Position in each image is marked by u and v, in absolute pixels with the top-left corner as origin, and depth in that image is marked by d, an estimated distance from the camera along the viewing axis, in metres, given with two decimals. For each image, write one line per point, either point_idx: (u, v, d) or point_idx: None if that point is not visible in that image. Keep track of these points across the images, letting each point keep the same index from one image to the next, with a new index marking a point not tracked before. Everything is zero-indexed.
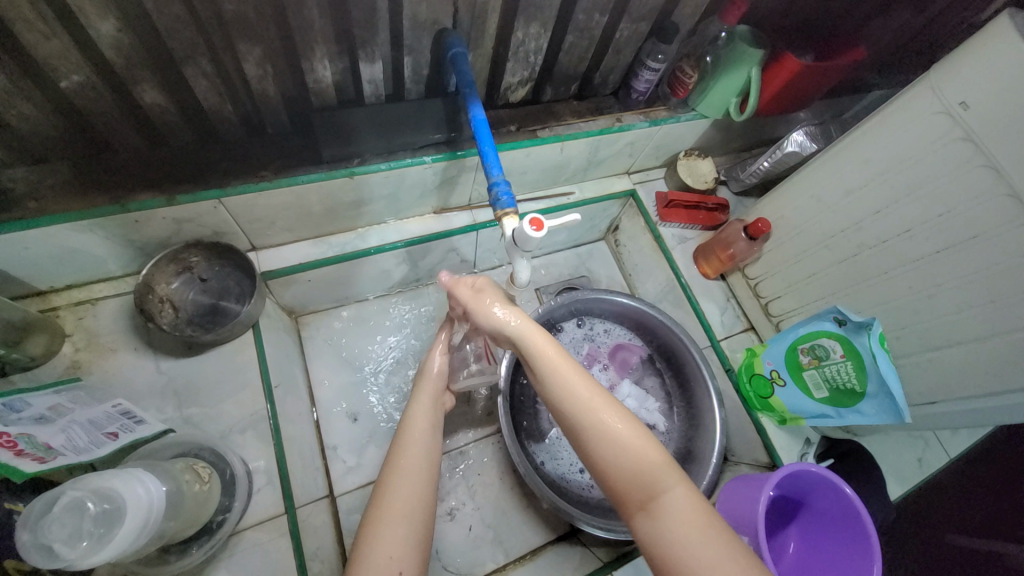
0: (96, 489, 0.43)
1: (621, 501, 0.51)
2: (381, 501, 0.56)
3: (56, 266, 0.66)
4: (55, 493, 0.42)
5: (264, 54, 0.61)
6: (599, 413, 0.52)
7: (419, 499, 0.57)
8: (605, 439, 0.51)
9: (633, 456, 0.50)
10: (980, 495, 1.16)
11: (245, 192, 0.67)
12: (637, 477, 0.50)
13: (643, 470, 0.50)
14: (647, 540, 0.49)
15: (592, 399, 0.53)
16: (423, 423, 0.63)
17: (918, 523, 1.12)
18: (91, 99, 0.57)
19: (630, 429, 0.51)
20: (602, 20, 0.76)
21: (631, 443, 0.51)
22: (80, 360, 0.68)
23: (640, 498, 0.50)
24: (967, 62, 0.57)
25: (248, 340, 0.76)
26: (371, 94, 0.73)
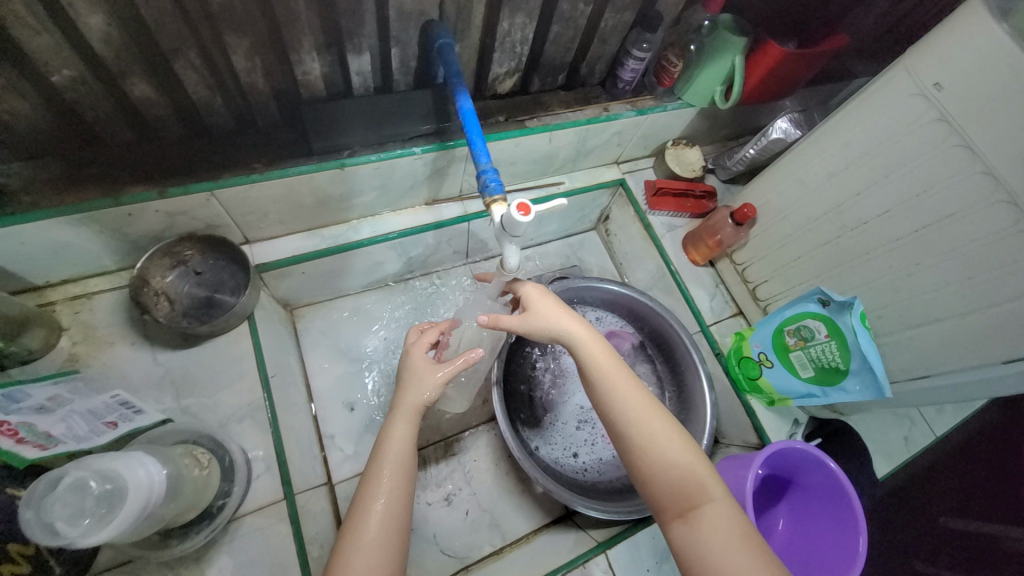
0: (99, 469, 0.44)
1: (661, 509, 0.56)
2: (356, 523, 0.55)
3: (52, 261, 0.67)
4: (58, 474, 0.42)
5: (253, 47, 0.62)
6: (648, 430, 0.58)
7: (395, 520, 0.56)
8: (654, 452, 0.57)
9: (678, 468, 0.56)
10: (973, 474, 1.10)
11: (237, 184, 0.68)
12: (681, 487, 0.55)
13: (688, 481, 0.55)
14: (682, 546, 0.53)
15: (641, 416, 0.59)
16: (403, 438, 0.61)
17: (912, 512, 1.07)
18: (82, 94, 0.58)
19: (676, 446, 0.57)
20: (586, 10, 0.77)
21: (678, 458, 0.57)
22: (77, 353, 0.70)
23: (681, 507, 0.54)
24: (940, 44, 0.59)
25: (244, 332, 0.77)
26: (360, 86, 0.74)
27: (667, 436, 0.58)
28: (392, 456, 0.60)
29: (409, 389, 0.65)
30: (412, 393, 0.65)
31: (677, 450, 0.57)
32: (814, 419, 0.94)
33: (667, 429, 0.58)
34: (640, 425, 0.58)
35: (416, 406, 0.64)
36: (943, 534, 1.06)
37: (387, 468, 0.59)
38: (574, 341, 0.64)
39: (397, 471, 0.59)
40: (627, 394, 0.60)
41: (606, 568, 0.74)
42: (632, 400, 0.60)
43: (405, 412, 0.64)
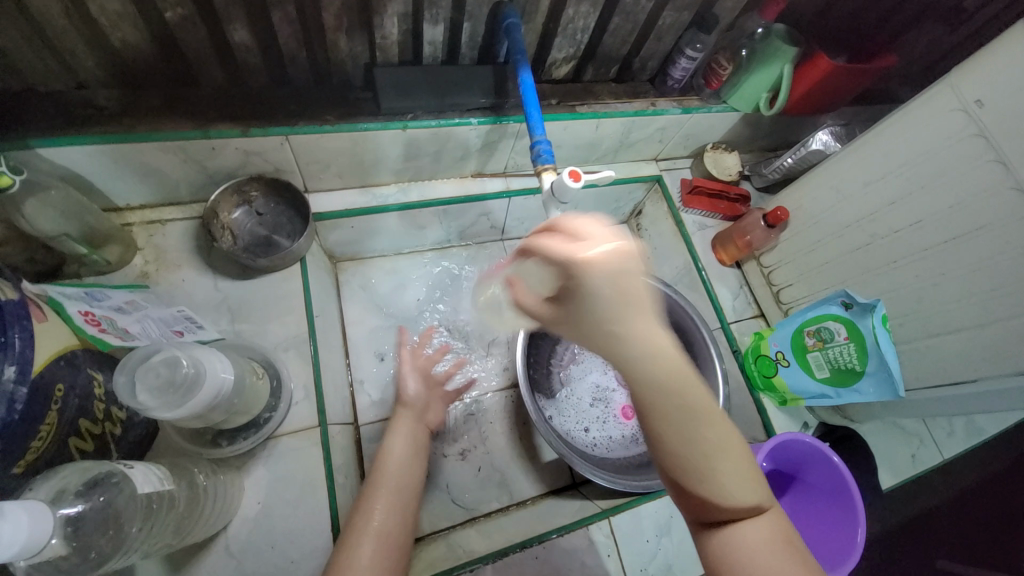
0: (189, 354, 0.50)
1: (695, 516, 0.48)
2: (359, 517, 0.61)
3: (137, 183, 0.74)
4: (155, 347, 0.48)
5: (342, 7, 0.67)
6: (713, 454, 0.44)
7: (394, 520, 0.62)
8: (715, 477, 0.45)
9: (741, 494, 0.45)
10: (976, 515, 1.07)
11: (309, 132, 0.74)
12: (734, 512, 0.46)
13: (744, 506, 0.46)
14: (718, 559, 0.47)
15: (708, 436, 0.44)
16: (400, 451, 0.71)
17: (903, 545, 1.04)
18: (188, 33, 0.65)
19: (743, 472, 0.45)
20: (648, 5, 0.82)
21: (741, 488, 0.45)
22: (148, 271, 0.76)
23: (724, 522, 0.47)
24: (987, 63, 0.62)
25: (296, 272, 0.83)
26: (429, 55, 0.80)
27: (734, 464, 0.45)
28: (392, 467, 0.68)
29: (404, 416, 0.76)
30: (405, 419, 0.76)
31: (741, 478, 0.45)
32: (823, 425, 0.97)
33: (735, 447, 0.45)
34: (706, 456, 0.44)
35: (410, 428, 0.75)
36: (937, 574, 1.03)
37: (389, 475, 0.67)
38: (635, 340, 0.42)
39: (399, 480, 0.67)
40: (699, 404, 0.43)
41: (608, 533, 0.78)
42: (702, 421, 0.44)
43: (402, 433, 0.74)
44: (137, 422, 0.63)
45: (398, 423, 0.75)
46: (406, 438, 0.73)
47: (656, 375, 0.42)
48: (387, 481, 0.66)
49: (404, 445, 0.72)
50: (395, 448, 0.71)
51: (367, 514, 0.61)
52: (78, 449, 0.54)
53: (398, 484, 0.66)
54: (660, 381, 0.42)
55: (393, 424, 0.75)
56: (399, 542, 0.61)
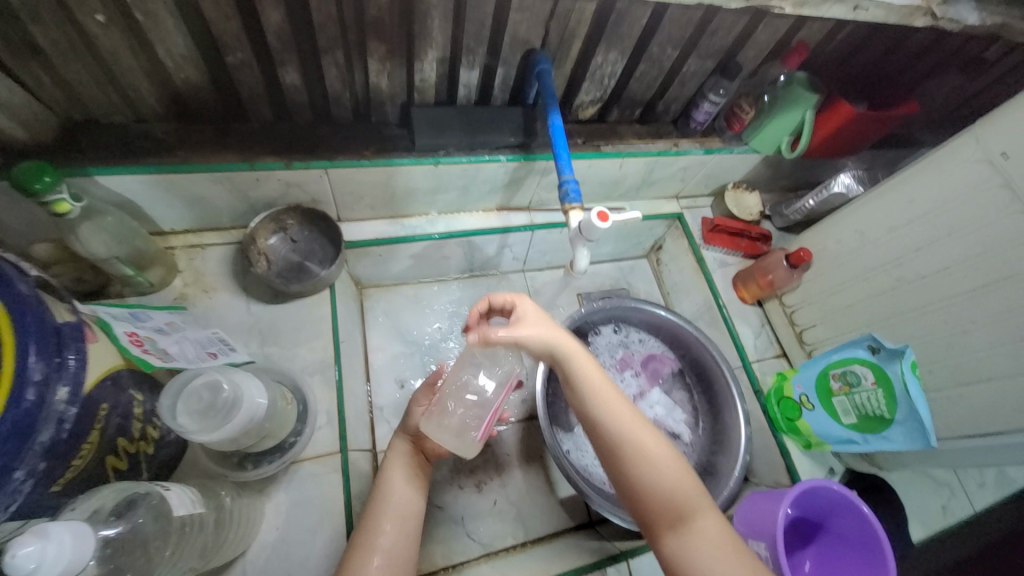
0: (226, 379, 0.51)
1: (651, 521, 0.58)
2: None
3: (183, 209, 0.78)
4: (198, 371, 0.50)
5: (386, 53, 0.72)
6: (640, 447, 0.59)
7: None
8: (644, 469, 0.58)
9: (674, 483, 0.58)
10: None
11: (347, 166, 0.78)
12: (677, 501, 0.57)
13: (683, 496, 0.57)
14: (675, 558, 0.56)
15: (633, 434, 0.60)
16: (398, 497, 0.66)
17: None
18: (244, 74, 0.70)
19: (666, 460, 0.59)
20: (673, 54, 0.86)
21: (673, 473, 0.58)
22: (187, 293, 0.79)
23: (675, 520, 0.57)
24: (1013, 116, 0.63)
25: (325, 298, 0.85)
26: (463, 97, 0.84)
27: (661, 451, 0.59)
28: (389, 517, 0.63)
29: (397, 452, 0.71)
30: (398, 456, 0.70)
31: (672, 465, 0.59)
32: (850, 470, 0.95)
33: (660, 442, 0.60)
34: (638, 445, 0.59)
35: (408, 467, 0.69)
36: None
37: (387, 524, 0.63)
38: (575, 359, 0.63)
39: (393, 537, 0.62)
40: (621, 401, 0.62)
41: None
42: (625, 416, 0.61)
43: (398, 474, 0.68)
44: (167, 443, 0.65)
45: (391, 462, 0.70)
46: (404, 482, 0.68)
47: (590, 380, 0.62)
48: (382, 533, 0.62)
49: (402, 491, 0.67)
50: (393, 494, 0.66)
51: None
52: (114, 467, 0.55)
53: (392, 545, 0.61)
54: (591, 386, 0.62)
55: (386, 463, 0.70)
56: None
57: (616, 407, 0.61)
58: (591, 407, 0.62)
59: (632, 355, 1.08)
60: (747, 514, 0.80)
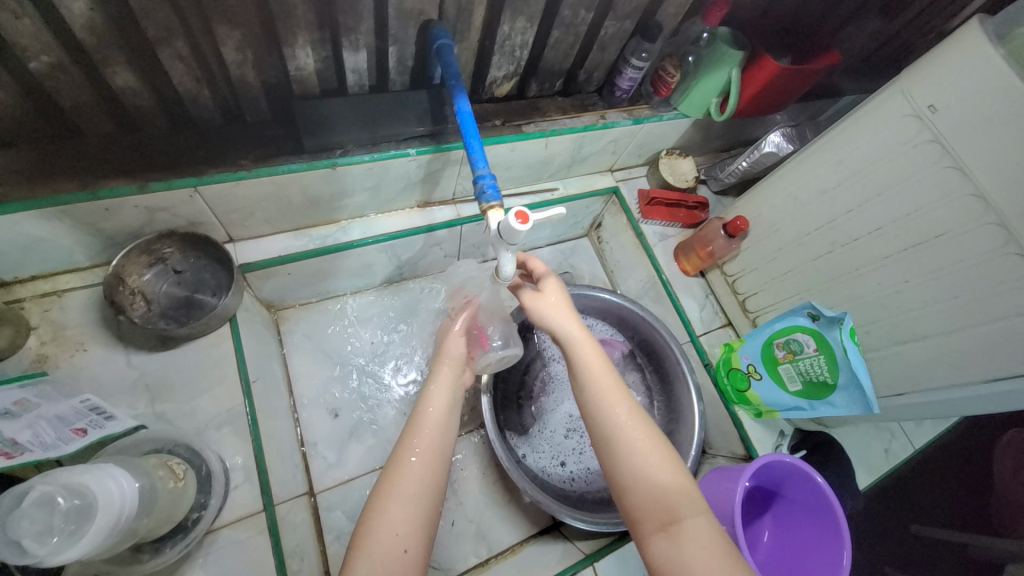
0: (69, 483, 0.44)
1: (640, 523, 0.54)
2: (393, 482, 0.55)
3: (18, 256, 0.63)
4: (22, 488, 0.42)
5: (244, 39, 0.59)
6: (631, 437, 0.57)
7: (422, 486, 0.55)
8: (635, 459, 0.56)
9: (664, 481, 0.54)
10: (931, 480, 1.16)
11: (222, 181, 0.66)
12: (665, 501, 0.53)
13: (671, 495, 0.54)
14: (663, 564, 0.51)
15: (625, 424, 0.58)
16: (440, 400, 0.64)
17: (870, 520, 1.11)
18: (59, 80, 0.55)
19: (660, 458, 0.56)
20: (588, 16, 0.77)
21: (664, 472, 0.55)
22: (45, 355, 0.66)
23: (665, 520, 0.52)
24: (938, 67, 0.60)
25: (226, 334, 0.74)
26: (354, 84, 0.72)
27: (654, 449, 0.57)
28: (428, 420, 0.61)
29: (441, 362, 0.69)
30: (446, 366, 0.68)
31: (661, 463, 0.56)
32: (799, 432, 0.95)
33: (657, 442, 0.57)
34: (631, 437, 0.57)
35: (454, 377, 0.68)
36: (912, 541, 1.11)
37: (427, 426, 0.60)
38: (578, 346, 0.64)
39: (431, 443, 0.59)
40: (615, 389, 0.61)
41: None
42: (622, 409, 0.59)
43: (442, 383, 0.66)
44: None
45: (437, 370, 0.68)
46: (447, 390, 0.66)
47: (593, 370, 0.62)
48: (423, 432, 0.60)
49: (444, 398, 0.64)
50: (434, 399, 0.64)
51: (399, 476, 0.55)
52: None
53: (433, 446, 0.59)
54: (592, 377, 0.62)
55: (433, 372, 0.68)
56: (424, 512, 0.54)
57: (616, 401, 0.59)
58: (585, 380, 0.62)
59: None
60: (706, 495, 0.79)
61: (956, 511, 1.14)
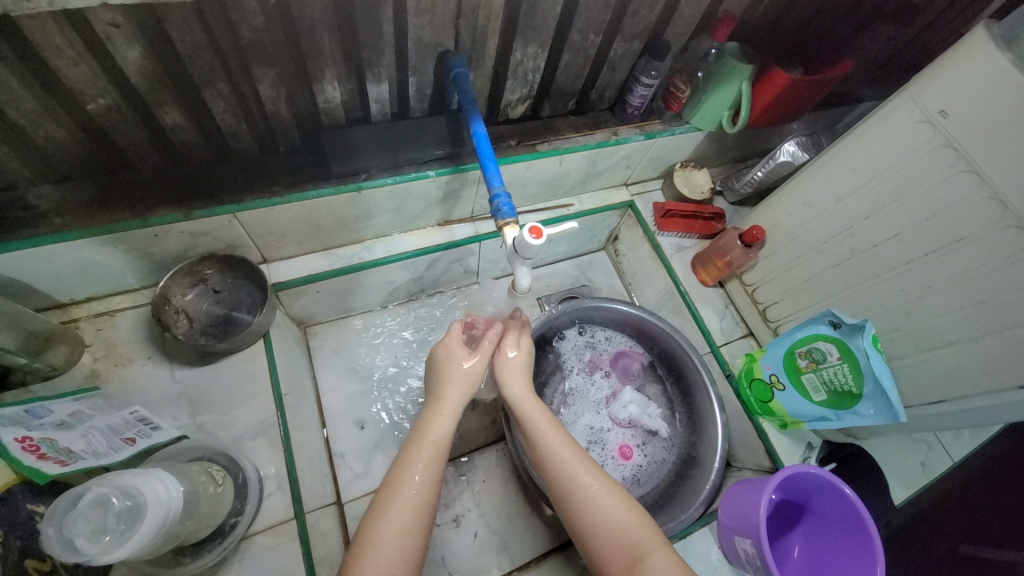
0: (120, 486, 0.47)
1: (606, 564, 0.61)
2: (380, 521, 0.57)
3: (78, 279, 0.69)
4: (80, 490, 0.45)
5: (278, 77, 0.65)
6: (590, 485, 0.64)
7: (414, 521, 0.58)
8: (594, 506, 0.63)
9: (624, 522, 0.62)
10: (981, 499, 1.11)
11: (257, 206, 0.71)
12: (627, 541, 0.61)
13: (632, 536, 0.61)
14: None
15: (585, 472, 0.65)
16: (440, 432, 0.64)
17: (917, 542, 1.06)
18: (116, 121, 0.61)
19: (618, 500, 0.63)
20: (597, 39, 0.80)
21: (621, 514, 0.62)
22: (98, 369, 0.71)
23: (630, 560, 0.60)
24: (947, 73, 0.60)
25: (259, 350, 0.78)
26: (377, 113, 0.77)
27: (612, 493, 0.64)
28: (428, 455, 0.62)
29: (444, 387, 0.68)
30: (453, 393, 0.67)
31: (619, 504, 0.63)
32: (827, 443, 0.92)
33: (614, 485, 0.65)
34: (587, 485, 0.64)
35: (457, 409, 0.67)
36: (962, 561, 1.05)
37: (426, 456, 0.62)
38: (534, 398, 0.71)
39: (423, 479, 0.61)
40: (570, 440, 0.67)
41: None
42: (578, 457, 0.66)
43: (445, 411, 0.66)
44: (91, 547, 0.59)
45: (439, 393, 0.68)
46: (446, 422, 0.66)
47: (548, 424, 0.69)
48: (422, 462, 0.62)
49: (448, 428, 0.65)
50: (435, 429, 0.64)
51: (397, 504, 0.58)
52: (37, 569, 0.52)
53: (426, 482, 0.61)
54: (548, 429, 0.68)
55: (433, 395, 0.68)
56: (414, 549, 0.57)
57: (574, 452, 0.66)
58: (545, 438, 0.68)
59: (600, 355, 1.05)
60: (730, 507, 0.77)
61: (1007, 530, 1.09)
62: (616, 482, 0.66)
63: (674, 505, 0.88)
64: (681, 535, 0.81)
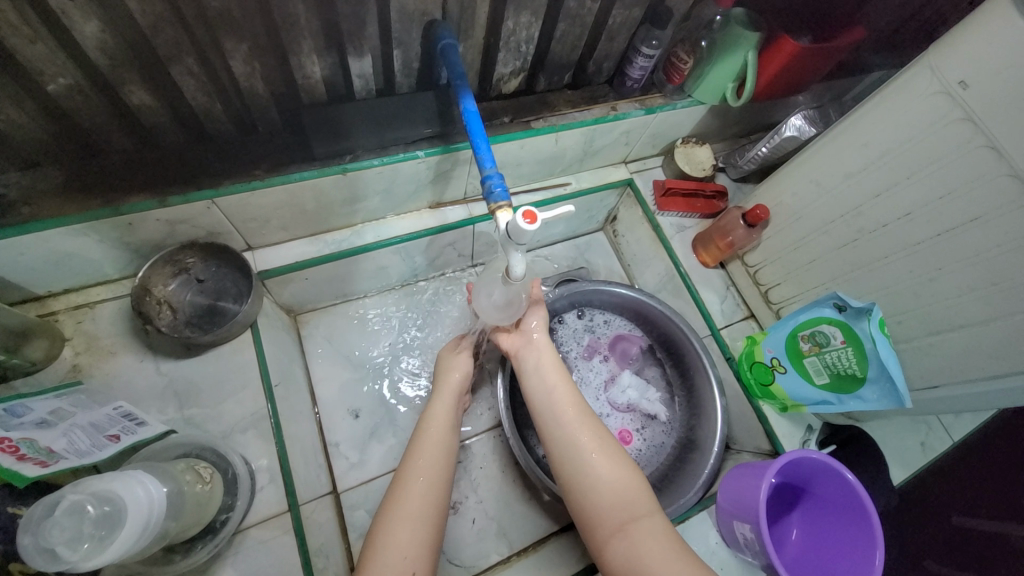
0: (96, 492, 0.45)
1: (601, 526, 0.60)
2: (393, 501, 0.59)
3: (52, 271, 0.66)
4: (54, 498, 0.44)
5: (251, 51, 0.60)
6: (589, 450, 0.64)
7: (426, 506, 0.59)
8: (593, 471, 0.63)
9: (622, 482, 0.62)
10: (976, 474, 1.11)
11: (238, 192, 0.68)
12: (623, 502, 0.60)
13: (628, 497, 0.61)
14: (624, 561, 0.57)
15: (582, 436, 0.65)
16: (441, 421, 0.68)
17: (911, 515, 1.07)
18: (79, 102, 0.57)
19: (615, 462, 0.63)
20: (594, 7, 0.75)
21: (620, 477, 0.62)
22: (80, 364, 0.69)
23: (624, 520, 0.59)
24: (968, 41, 0.56)
25: (247, 341, 0.76)
26: (361, 89, 0.73)
27: (608, 456, 0.64)
28: (431, 443, 0.65)
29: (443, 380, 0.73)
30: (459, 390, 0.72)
31: (614, 466, 0.63)
32: (827, 425, 0.92)
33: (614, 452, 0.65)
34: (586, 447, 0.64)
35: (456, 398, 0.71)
36: (954, 532, 1.06)
37: (429, 442, 0.65)
38: (532, 372, 0.73)
39: (431, 462, 0.63)
40: (568, 409, 0.68)
41: None
42: (575, 416, 0.67)
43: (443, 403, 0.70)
44: None
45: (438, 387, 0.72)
46: (449, 410, 0.70)
47: (547, 394, 0.70)
48: (426, 446, 0.65)
49: (447, 417, 0.69)
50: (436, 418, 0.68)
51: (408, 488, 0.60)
52: (21, 571, 0.52)
53: (439, 468, 0.63)
54: (548, 397, 0.70)
55: (437, 387, 0.72)
56: (427, 533, 0.58)
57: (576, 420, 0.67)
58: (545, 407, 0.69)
59: (599, 339, 1.03)
60: (731, 490, 0.76)
61: (1002, 504, 1.09)
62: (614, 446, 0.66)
63: (674, 489, 0.87)
64: (681, 519, 0.81)
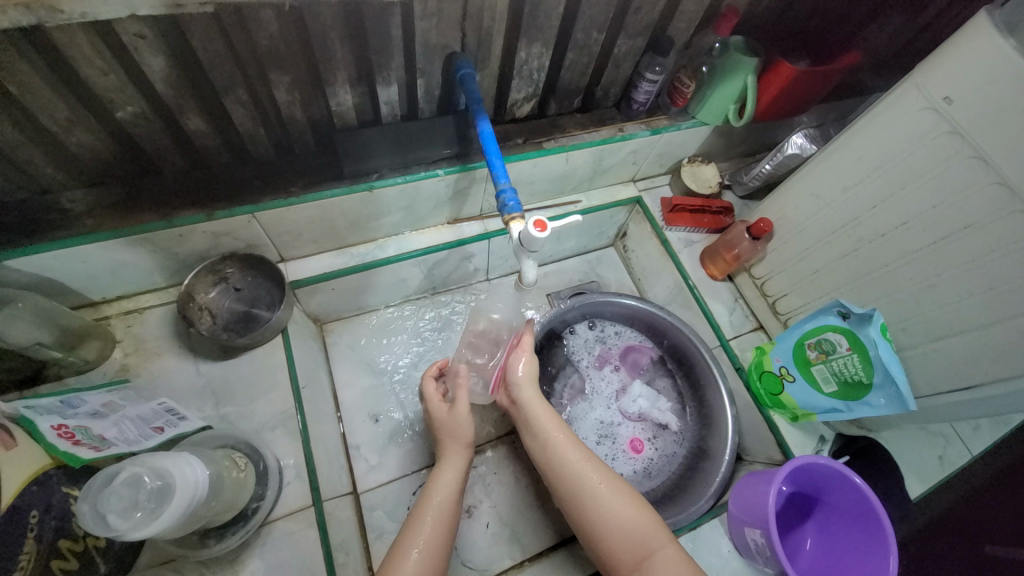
0: (153, 467, 0.51)
1: (619, 564, 0.62)
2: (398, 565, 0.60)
3: (109, 278, 0.74)
4: (114, 469, 0.49)
5: (293, 82, 0.68)
6: (597, 487, 0.65)
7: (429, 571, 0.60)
8: (602, 510, 0.64)
9: (629, 518, 0.63)
10: (1005, 497, 1.07)
11: (275, 207, 0.74)
12: (636, 539, 0.62)
13: (638, 533, 0.62)
14: None
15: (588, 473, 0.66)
16: (446, 489, 0.67)
17: (941, 543, 1.03)
18: (142, 129, 0.65)
19: (620, 499, 0.64)
20: (600, 37, 0.81)
21: (628, 512, 0.63)
22: (128, 363, 0.75)
23: (637, 556, 0.61)
24: (950, 60, 0.60)
25: (278, 345, 0.82)
26: (388, 115, 0.80)
27: (615, 494, 0.65)
28: (433, 507, 0.65)
29: (446, 442, 0.72)
30: (457, 447, 0.72)
31: (624, 505, 0.64)
32: (840, 436, 0.92)
33: (621, 489, 0.66)
34: (591, 485, 0.65)
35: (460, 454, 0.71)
36: (987, 561, 1.03)
37: (434, 507, 0.65)
38: (535, 413, 0.72)
39: (435, 527, 0.63)
40: (572, 448, 0.69)
41: None
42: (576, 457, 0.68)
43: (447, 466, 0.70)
44: None
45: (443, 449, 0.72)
46: (450, 476, 0.69)
47: (551, 437, 0.70)
48: (430, 512, 0.65)
49: (452, 478, 0.69)
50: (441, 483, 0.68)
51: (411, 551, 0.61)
52: (71, 549, 0.56)
53: (438, 535, 0.63)
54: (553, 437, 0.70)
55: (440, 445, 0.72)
56: None
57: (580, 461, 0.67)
58: (547, 449, 0.70)
59: (610, 349, 1.06)
60: (743, 498, 0.77)
61: None
62: (617, 480, 0.67)
63: (685, 497, 0.88)
64: (692, 525, 0.81)
